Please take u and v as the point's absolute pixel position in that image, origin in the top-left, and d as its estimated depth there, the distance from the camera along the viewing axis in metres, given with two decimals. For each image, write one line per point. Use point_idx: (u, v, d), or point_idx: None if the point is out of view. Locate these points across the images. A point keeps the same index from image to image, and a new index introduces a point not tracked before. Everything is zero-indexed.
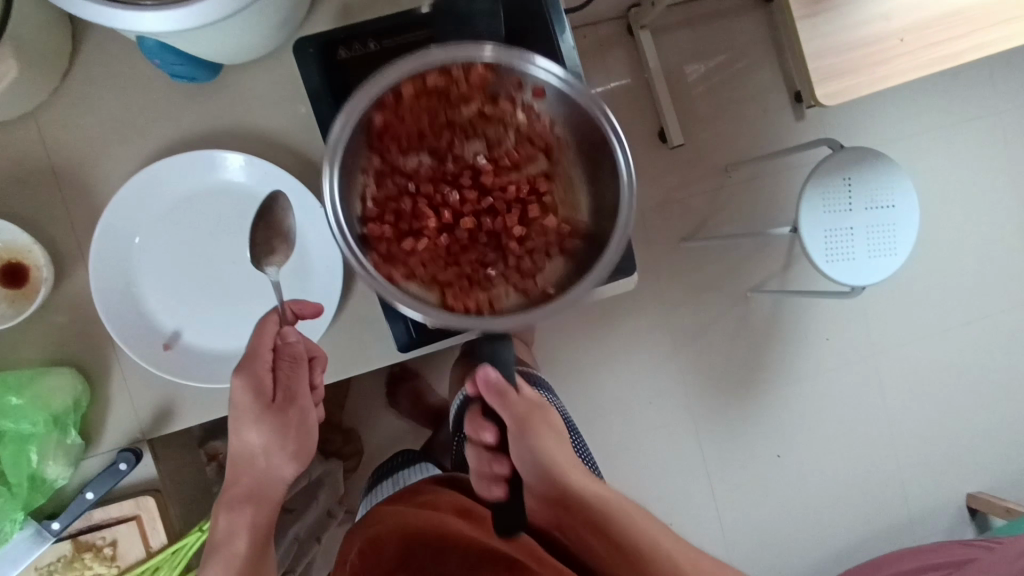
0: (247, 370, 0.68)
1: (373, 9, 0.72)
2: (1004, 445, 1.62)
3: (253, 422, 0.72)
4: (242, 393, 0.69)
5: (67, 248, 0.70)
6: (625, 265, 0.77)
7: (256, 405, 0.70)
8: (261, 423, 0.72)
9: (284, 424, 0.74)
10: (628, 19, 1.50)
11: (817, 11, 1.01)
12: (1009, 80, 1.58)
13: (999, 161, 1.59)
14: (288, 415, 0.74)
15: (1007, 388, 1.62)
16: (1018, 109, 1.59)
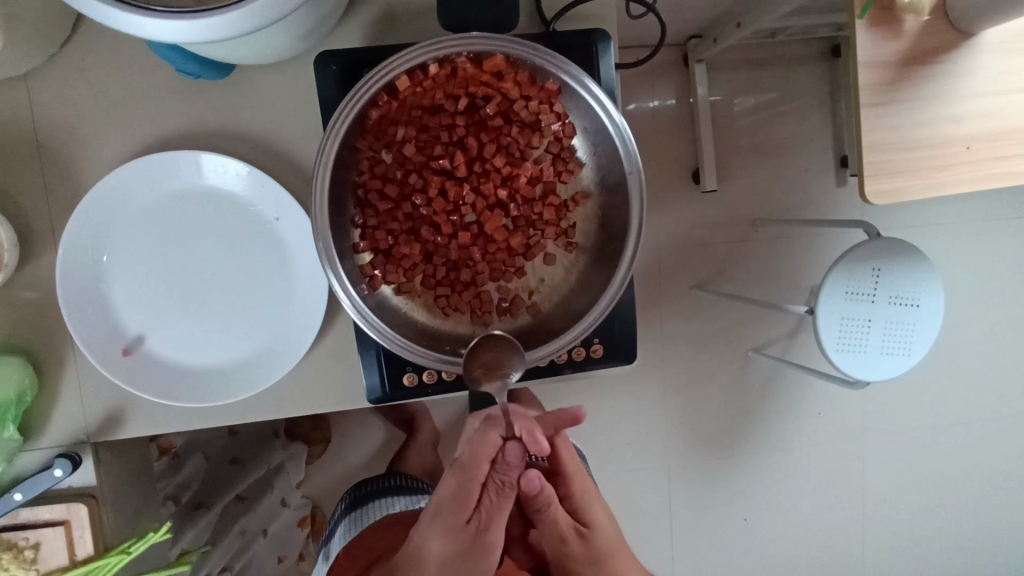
0: (461, 477, 0.58)
1: (412, 30, 0.66)
2: (976, 553, 1.58)
3: (443, 532, 0.58)
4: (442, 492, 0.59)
5: (39, 229, 0.65)
6: (626, 352, 0.69)
7: (452, 512, 0.58)
8: (451, 535, 0.58)
9: (466, 548, 0.58)
10: (686, 49, 1.42)
11: (887, 101, 0.92)
12: None
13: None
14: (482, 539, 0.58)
15: (993, 500, 1.57)
16: None
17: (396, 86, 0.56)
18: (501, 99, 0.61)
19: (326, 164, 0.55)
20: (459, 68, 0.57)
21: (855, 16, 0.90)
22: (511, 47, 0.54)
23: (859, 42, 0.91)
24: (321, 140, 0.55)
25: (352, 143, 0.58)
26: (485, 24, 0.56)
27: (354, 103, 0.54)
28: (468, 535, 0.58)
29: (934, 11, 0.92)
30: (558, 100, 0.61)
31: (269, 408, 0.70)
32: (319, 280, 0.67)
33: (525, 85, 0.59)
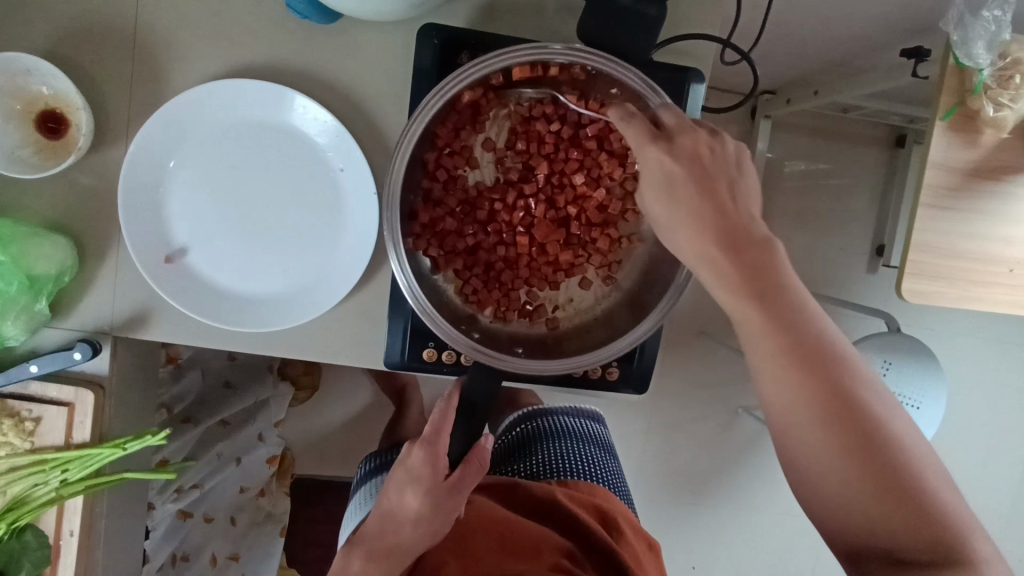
0: (426, 444, 0.62)
1: (514, 25, 0.68)
2: None
3: (420, 491, 0.64)
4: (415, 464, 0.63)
5: (115, 121, 0.66)
6: (641, 383, 0.72)
7: (427, 479, 0.63)
8: (428, 495, 0.64)
9: (440, 501, 0.66)
10: (757, 102, 1.43)
11: (946, 205, 0.93)
12: None
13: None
14: (452, 496, 0.66)
15: None
16: None
17: (515, 72, 0.60)
18: (600, 124, 0.65)
19: (425, 117, 0.58)
20: (570, 75, 0.61)
21: (938, 117, 0.90)
22: (628, 77, 0.58)
23: (934, 142, 0.91)
24: (428, 95, 0.57)
25: (451, 108, 0.61)
26: (609, 45, 0.60)
27: (470, 73, 0.57)
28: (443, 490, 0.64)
29: (1013, 130, 0.93)
30: (650, 141, 0.65)
31: (285, 346, 0.71)
32: (366, 239, 0.68)
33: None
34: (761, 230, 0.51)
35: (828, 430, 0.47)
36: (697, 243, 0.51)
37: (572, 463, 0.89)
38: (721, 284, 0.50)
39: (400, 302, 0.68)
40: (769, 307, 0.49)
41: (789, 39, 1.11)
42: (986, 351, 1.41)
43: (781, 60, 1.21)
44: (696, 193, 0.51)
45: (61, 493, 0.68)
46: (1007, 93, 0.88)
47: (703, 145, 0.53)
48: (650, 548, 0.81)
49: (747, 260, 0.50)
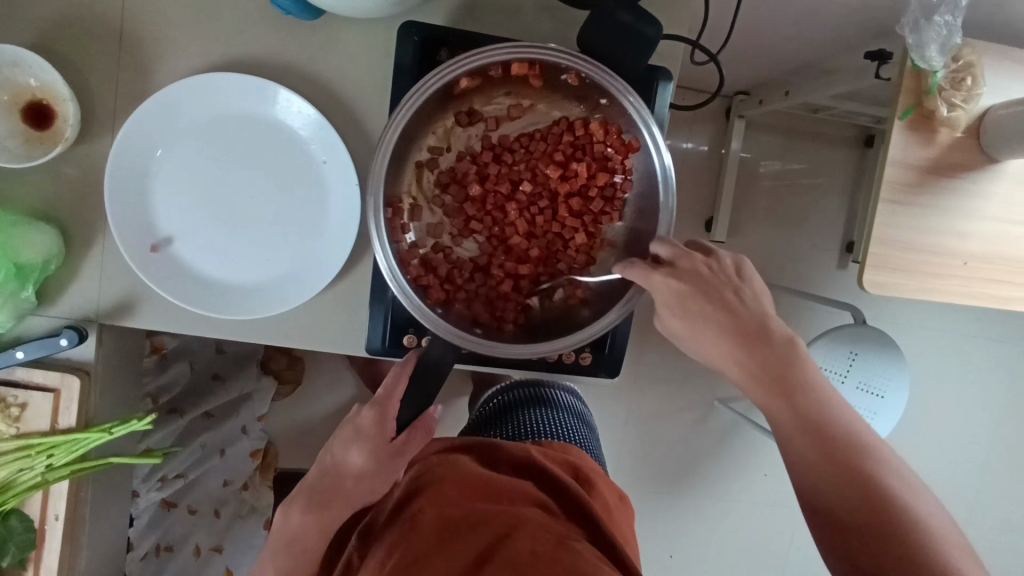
0: (378, 404, 0.64)
1: (489, 24, 0.71)
2: None
3: (365, 449, 0.66)
4: (365, 423, 0.66)
5: (100, 113, 0.68)
6: (612, 366, 0.75)
7: (374, 439, 0.65)
8: (372, 455, 0.66)
9: (380, 468, 0.67)
10: (731, 102, 1.48)
11: (905, 200, 0.98)
12: None
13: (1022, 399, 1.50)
14: (393, 466, 0.67)
15: None
16: None
17: (513, 67, 0.62)
18: (586, 132, 0.69)
19: (420, 97, 0.60)
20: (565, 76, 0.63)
21: (897, 116, 0.95)
22: (618, 88, 0.61)
23: (894, 140, 0.96)
24: (430, 76, 0.59)
25: (447, 93, 0.63)
26: (603, 50, 0.61)
27: (472, 59, 0.59)
28: (387, 453, 0.66)
29: (967, 131, 0.98)
30: (632, 155, 0.68)
31: (268, 333, 0.73)
32: (348, 230, 0.70)
33: (609, 132, 0.68)
34: (781, 328, 0.60)
35: (830, 477, 0.57)
36: (716, 348, 0.60)
37: (544, 427, 0.95)
38: (754, 386, 0.60)
39: (381, 292, 0.71)
40: (795, 398, 0.58)
41: (760, 41, 1.16)
42: (946, 347, 1.47)
43: (753, 61, 1.25)
44: (701, 303, 0.59)
45: (46, 478, 0.69)
46: (959, 94, 0.93)
47: (700, 263, 0.61)
48: (621, 499, 0.86)
49: (749, 346, 0.59)
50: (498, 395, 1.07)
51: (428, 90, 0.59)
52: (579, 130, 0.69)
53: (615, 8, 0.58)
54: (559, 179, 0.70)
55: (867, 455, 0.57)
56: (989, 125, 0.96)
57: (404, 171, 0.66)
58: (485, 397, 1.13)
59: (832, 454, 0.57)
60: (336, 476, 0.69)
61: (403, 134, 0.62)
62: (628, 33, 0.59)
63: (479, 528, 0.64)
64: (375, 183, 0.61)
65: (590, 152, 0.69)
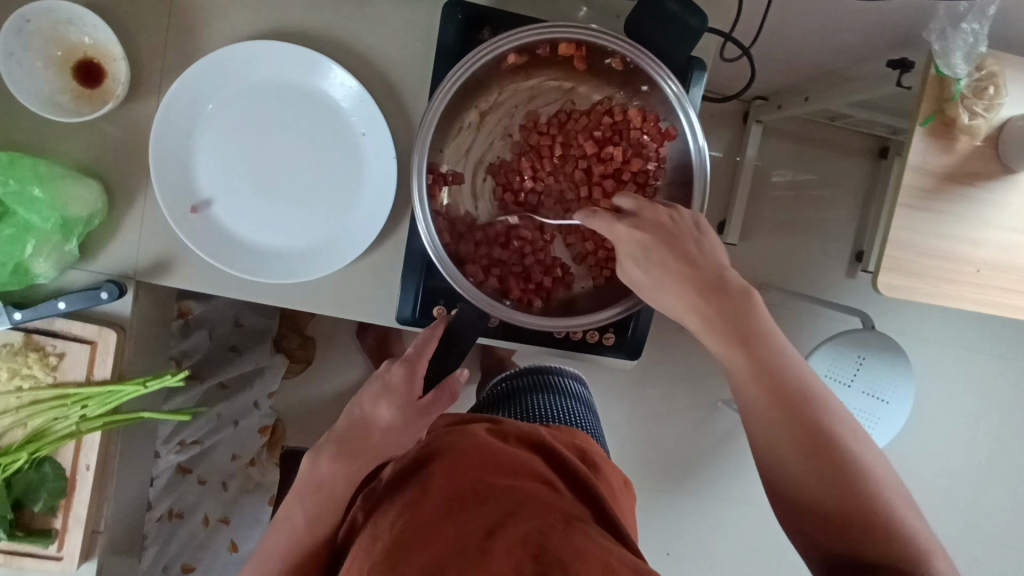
0: (409, 359, 0.65)
1: (529, 8, 0.73)
2: None
3: (392, 403, 0.66)
4: (395, 378, 0.67)
5: (149, 75, 0.70)
6: (633, 347, 0.77)
7: (401, 393, 0.66)
8: (398, 409, 0.66)
9: (404, 424, 0.67)
10: (748, 107, 1.50)
11: (921, 206, 1.00)
12: None
13: (1022, 413, 1.52)
14: (417, 424, 0.67)
15: None
16: None
17: (560, 47, 0.64)
18: (624, 118, 0.70)
19: (468, 69, 0.61)
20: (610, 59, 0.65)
21: (918, 123, 0.97)
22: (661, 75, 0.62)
23: (914, 145, 0.98)
24: (480, 48, 0.61)
25: (493, 68, 0.65)
26: (645, 39, 0.65)
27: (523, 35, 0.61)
28: (412, 410, 0.66)
29: (986, 140, 0.99)
30: (667, 143, 0.69)
31: (299, 299, 0.75)
32: (383, 202, 0.72)
33: (647, 120, 0.69)
34: (737, 281, 0.59)
35: (795, 448, 0.56)
36: (675, 298, 0.60)
37: (551, 412, 0.97)
38: (705, 331, 0.59)
39: (413, 263, 0.73)
40: (749, 344, 0.58)
41: (784, 45, 1.18)
42: (950, 357, 1.49)
43: (775, 65, 1.27)
44: (666, 252, 0.60)
45: (80, 427, 0.71)
46: (981, 103, 0.95)
47: (664, 215, 0.62)
48: (624, 485, 0.87)
49: (719, 308, 0.58)
50: (505, 382, 1.09)
51: (477, 63, 0.61)
52: (618, 116, 0.71)
53: None
54: (595, 161, 0.72)
55: (813, 403, 0.57)
56: (1008, 135, 0.97)
57: (443, 143, 0.68)
58: (492, 383, 1.14)
59: (778, 398, 0.57)
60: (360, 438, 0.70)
61: (448, 103, 0.64)
62: (673, 21, 0.63)
63: (489, 498, 0.64)
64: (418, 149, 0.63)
65: (627, 138, 0.71)
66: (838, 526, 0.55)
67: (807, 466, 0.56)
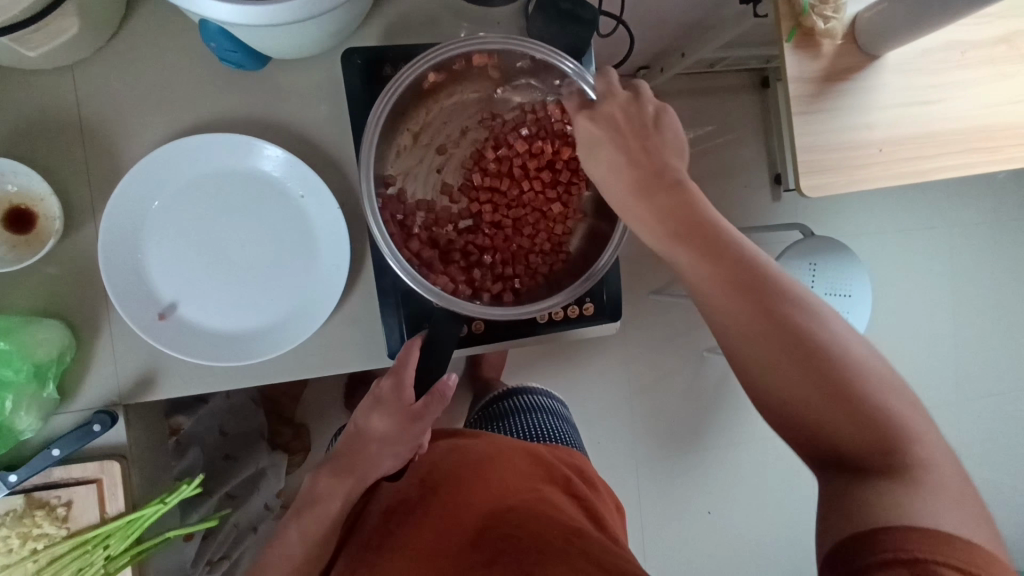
0: (394, 371, 0.65)
1: (419, 37, 0.78)
2: None
3: (384, 414, 0.67)
4: (383, 394, 0.67)
5: (79, 203, 0.70)
6: (613, 310, 0.80)
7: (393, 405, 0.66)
8: (391, 419, 0.67)
9: (401, 432, 0.68)
10: (637, 79, 1.60)
11: (811, 111, 1.10)
12: (986, 194, 1.66)
13: (961, 270, 1.65)
14: (412, 429, 0.68)
15: None
16: (990, 219, 1.67)
17: (471, 58, 0.68)
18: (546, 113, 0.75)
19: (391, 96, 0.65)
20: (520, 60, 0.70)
21: (784, 40, 1.07)
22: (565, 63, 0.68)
23: (788, 61, 1.08)
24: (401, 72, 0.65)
25: (414, 91, 0.69)
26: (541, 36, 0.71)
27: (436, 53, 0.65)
28: (407, 419, 0.67)
29: (845, 38, 1.10)
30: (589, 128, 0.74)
31: (290, 370, 0.76)
32: (341, 252, 0.74)
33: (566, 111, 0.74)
34: (675, 174, 0.59)
35: (769, 341, 0.52)
36: (624, 194, 0.60)
37: (540, 431, 1.00)
38: (653, 221, 0.58)
39: (388, 297, 0.75)
40: (694, 236, 0.56)
41: (649, 13, 1.28)
42: (884, 242, 1.61)
43: (648, 34, 1.38)
44: (613, 146, 0.61)
45: (109, 569, 0.68)
46: (829, 7, 1.05)
47: (620, 111, 0.62)
48: (617, 508, 0.91)
49: (655, 188, 0.58)
50: (491, 411, 1.11)
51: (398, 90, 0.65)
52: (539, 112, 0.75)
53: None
54: (527, 158, 0.75)
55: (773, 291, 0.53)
56: (862, 28, 1.08)
57: (382, 174, 0.71)
58: (476, 411, 1.17)
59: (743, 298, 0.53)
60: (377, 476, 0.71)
61: (381, 133, 0.67)
62: (566, 16, 0.69)
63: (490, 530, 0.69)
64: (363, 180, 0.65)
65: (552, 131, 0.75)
66: (836, 422, 0.50)
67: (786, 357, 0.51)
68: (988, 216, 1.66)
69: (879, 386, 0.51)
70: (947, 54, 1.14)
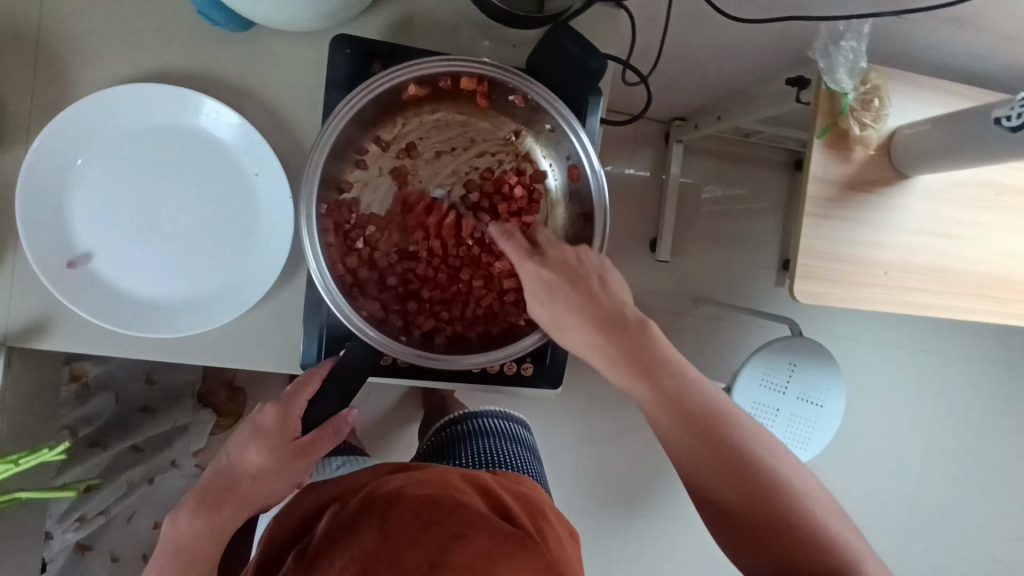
0: (282, 400, 0.63)
1: (423, 40, 0.72)
2: None
3: (266, 445, 0.63)
4: (265, 422, 0.64)
5: (15, 123, 0.65)
6: (553, 377, 0.74)
7: (275, 436, 0.63)
8: (271, 451, 0.63)
9: (281, 467, 0.64)
10: (669, 128, 1.54)
11: (826, 214, 1.03)
12: (992, 334, 1.58)
13: (946, 405, 1.58)
14: (291, 467, 0.64)
15: None
16: (990, 361, 1.59)
17: (462, 80, 0.63)
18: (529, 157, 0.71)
19: (364, 97, 0.60)
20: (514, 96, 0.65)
21: (815, 135, 1.01)
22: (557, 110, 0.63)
23: (814, 158, 1.02)
24: (380, 75, 0.59)
25: (393, 98, 0.64)
26: (545, 73, 0.65)
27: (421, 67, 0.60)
28: (289, 453, 0.63)
29: (879, 149, 1.04)
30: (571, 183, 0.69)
31: (198, 352, 0.71)
32: (281, 243, 0.69)
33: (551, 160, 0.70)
34: (634, 312, 0.60)
35: (716, 469, 0.56)
36: (578, 335, 0.59)
37: (494, 457, 0.93)
38: (605, 366, 0.59)
39: (316, 306, 0.69)
40: (655, 377, 0.58)
41: (690, 69, 1.22)
42: (874, 355, 1.55)
43: (687, 88, 1.32)
44: (569, 292, 0.60)
45: None
46: (868, 115, 1.00)
47: (567, 254, 0.62)
48: (572, 539, 0.81)
49: (609, 328, 0.59)
50: (449, 428, 1.05)
51: (373, 92, 0.60)
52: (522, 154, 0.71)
53: (565, 39, 0.63)
54: (498, 200, 0.70)
55: (718, 425, 0.57)
56: (897, 145, 1.03)
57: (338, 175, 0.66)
58: (434, 427, 1.11)
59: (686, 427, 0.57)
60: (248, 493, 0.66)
61: (344, 132, 0.62)
62: (575, 62, 0.64)
63: (428, 531, 0.61)
64: (309, 178, 0.60)
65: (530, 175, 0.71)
66: (766, 538, 0.55)
67: (728, 484, 0.56)
68: (989, 359, 1.59)
69: (824, 508, 0.57)
70: (981, 191, 1.08)
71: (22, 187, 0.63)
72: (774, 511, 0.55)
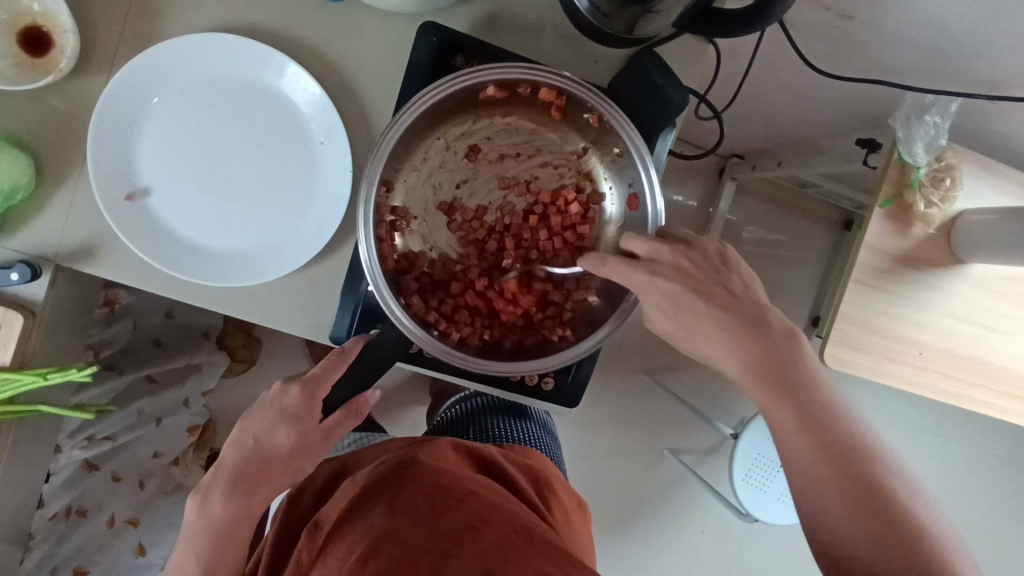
0: (307, 385, 0.64)
1: (509, 42, 0.72)
2: None
3: (295, 428, 0.66)
4: (290, 403, 0.65)
5: (102, 52, 0.66)
6: (572, 397, 0.74)
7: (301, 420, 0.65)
8: (299, 433, 0.66)
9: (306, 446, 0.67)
10: (725, 163, 1.52)
11: (871, 284, 1.01)
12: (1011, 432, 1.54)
13: (951, 493, 1.54)
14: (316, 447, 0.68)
15: None
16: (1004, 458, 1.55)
17: (541, 90, 0.63)
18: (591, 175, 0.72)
19: (442, 90, 0.60)
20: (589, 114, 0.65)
21: (878, 204, 0.99)
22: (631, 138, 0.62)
23: (872, 225, 1.00)
24: (463, 72, 0.60)
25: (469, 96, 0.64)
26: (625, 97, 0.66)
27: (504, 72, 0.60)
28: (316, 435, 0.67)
29: (940, 229, 1.02)
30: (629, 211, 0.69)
31: (233, 305, 0.72)
32: (333, 213, 0.69)
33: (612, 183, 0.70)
34: (782, 323, 0.60)
35: (841, 487, 0.54)
36: (717, 339, 0.60)
37: (506, 433, 0.94)
38: (732, 366, 0.60)
39: (356, 282, 0.70)
40: (796, 394, 0.57)
41: (761, 110, 1.19)
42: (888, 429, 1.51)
43: (754, 128, 1.30)
44: (695, 298, 0.60)
45: None
46: (937, 193, 0.97)
47: (683, 257, 0.61)
48: (578, 508, 0.82)
49: (749, 333, 0.59)
50: (466, 402, 1.06)
51: (453, 88, 0.60)
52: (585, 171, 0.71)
53: (651, 68, 0.63)
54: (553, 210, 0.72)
55: (859, 448, 0.55)
56: (959, 228, 1.00)
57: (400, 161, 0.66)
58: (451, 400, 1.12)
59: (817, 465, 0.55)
60: (269, 459, 0.67)
61: (415, 122, 0.62)
62: (654, 92, 0.64)
63: (445, 512, 0.62)
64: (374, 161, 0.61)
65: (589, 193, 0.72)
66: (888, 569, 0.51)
67: (853, 509, 0.54)
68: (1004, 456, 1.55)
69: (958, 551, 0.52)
70: None
71: (97, 115, 0.64)
72: (904, 543, 0.52)
